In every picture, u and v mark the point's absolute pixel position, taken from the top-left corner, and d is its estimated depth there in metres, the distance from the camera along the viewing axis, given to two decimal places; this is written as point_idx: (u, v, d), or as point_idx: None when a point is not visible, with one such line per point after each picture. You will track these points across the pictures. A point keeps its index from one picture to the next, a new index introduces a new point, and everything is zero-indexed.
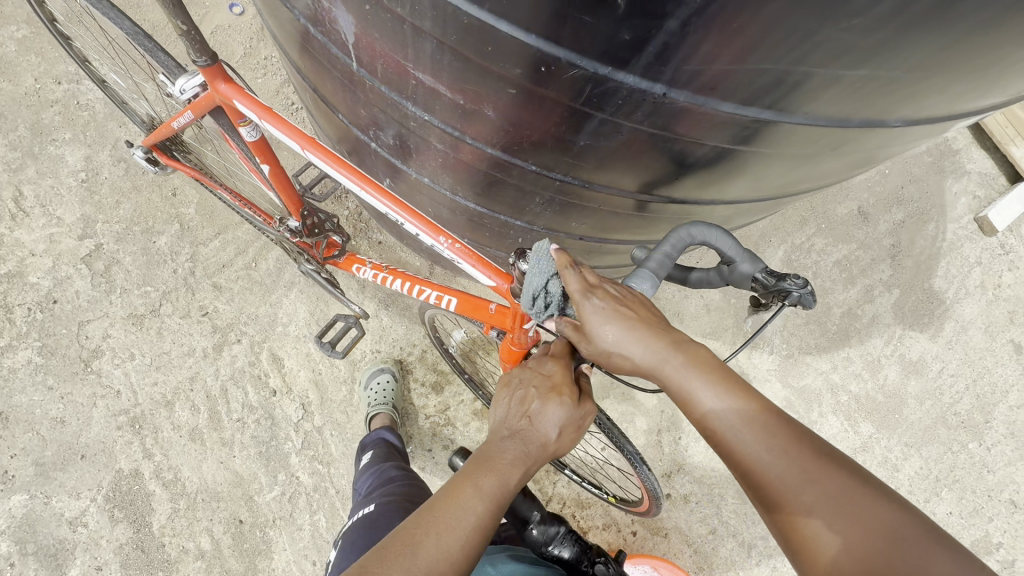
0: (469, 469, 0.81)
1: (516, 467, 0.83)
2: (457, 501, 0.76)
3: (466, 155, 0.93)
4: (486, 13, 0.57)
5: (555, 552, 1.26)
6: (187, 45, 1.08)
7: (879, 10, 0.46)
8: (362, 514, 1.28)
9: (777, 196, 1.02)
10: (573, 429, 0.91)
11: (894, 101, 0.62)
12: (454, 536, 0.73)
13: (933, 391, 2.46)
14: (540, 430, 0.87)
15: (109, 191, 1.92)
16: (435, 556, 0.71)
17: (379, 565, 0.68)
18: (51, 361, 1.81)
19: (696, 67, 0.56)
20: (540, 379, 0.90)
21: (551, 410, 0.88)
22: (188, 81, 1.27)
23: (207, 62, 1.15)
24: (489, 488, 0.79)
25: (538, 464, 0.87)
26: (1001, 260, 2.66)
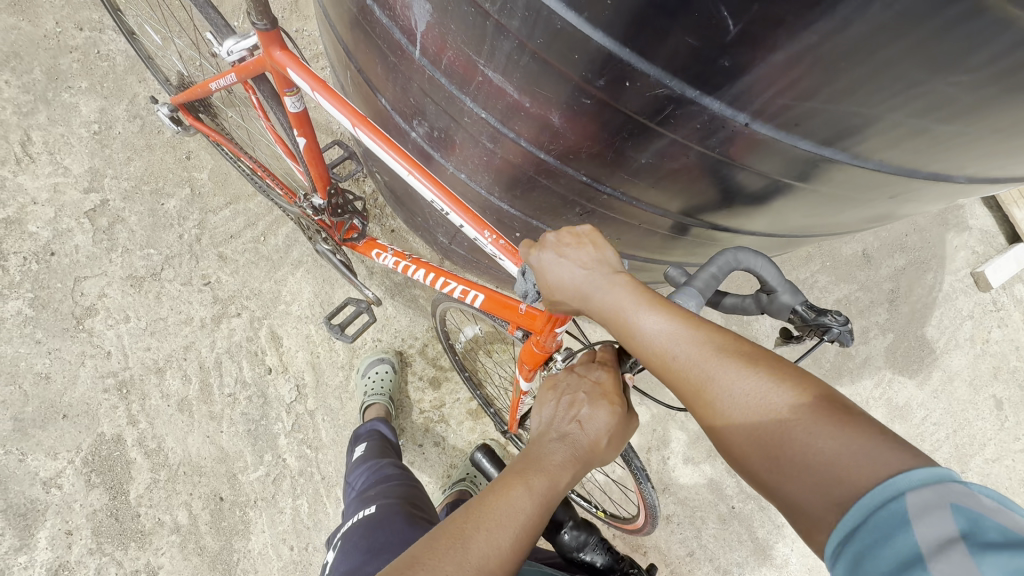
0: (518, 469, 0.82)
1: (565, 469, 0.85)
2: (507, 497, 0.76)
3: (513, 157, 0.92)
4: (584, 21, 0.56)
5: (587, 559, 1.28)
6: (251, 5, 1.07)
7: (993, 68, 0.46)
8: (363, 515, 1.24)
9: (807, 234, 1.02)
10: (615, 438, 0.93)
11: (966, 158, 0.62)
12: (504, 533, 0.73)
13: (915, 436, 2.51)
14: (587, 436, 0.90)
15: (122, 147, 1.87)
16: (488, 550, 0.70)
17: (432, 554, 0.68)
18: (42, 315, 1.74)
19: (787, 102, 0.55)
20: (590, 386, 0.93)
21: (599, 415, 0.90)
22: (237, 43, 1.26)
23: (266, 27, 1.13)
24: (541, 487, 0.80)
25: (583, 468, 0.89)
26: (992, 316, 2.73)
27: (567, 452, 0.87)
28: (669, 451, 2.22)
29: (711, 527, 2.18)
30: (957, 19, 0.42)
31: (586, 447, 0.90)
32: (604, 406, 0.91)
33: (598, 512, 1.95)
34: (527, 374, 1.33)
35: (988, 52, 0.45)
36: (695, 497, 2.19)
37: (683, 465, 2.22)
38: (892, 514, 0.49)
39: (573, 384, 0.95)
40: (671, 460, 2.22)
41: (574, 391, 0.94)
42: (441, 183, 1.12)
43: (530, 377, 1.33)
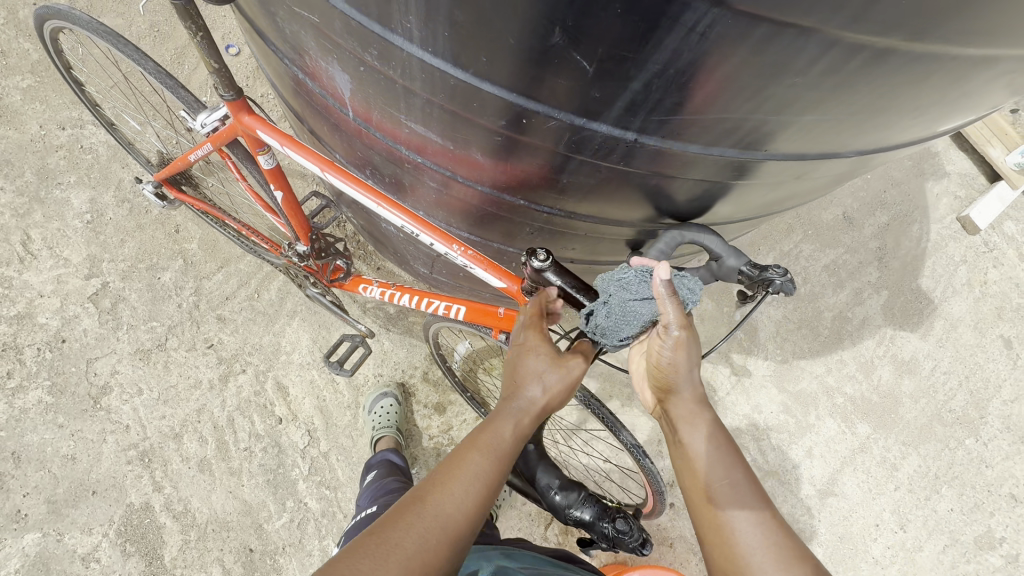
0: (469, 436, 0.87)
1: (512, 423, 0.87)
2: (460, 458, 0.82)
3: (457, 192, 0.99)
4: (470, 76, 0.63)
5: (576, 514, 1.32)
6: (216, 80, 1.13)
7: (817, 69, 0.52)
8: (367, 513, 1.40)
9: (765, 213, 1.06)
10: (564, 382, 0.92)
11: (847, 137, 0.67)
12: (461, 484, 0.79)
13: (927, 389, 2.50)
14: (531, 390, 0.90)
15: (114, 231, 1.98)
16: (444, 506, 0.76)
17: (399, 511, 0.74)
18: (60, 400, 1.84)
19: (662, 117, 0.61)
20: (521, 343, 0.95)
21: (535, 368, 0.91)
22: (211, 115, 1.30)
23: (233, 96, 1.19)
24: (492, 445, 0.84)
25: (534, 421, 0.90)
26: (986, 257, 2.73)
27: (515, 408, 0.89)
28: None
29: None
30: (767, 38, 0.48)
31: (525, 401, 0.90)
32: (548, 359, 0.92)
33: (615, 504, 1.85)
34: None
35: (806, 55, 0.50)
36: None
37: None
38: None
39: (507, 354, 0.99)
40: None
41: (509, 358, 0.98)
42: (409, 209, 1.18)
43: None
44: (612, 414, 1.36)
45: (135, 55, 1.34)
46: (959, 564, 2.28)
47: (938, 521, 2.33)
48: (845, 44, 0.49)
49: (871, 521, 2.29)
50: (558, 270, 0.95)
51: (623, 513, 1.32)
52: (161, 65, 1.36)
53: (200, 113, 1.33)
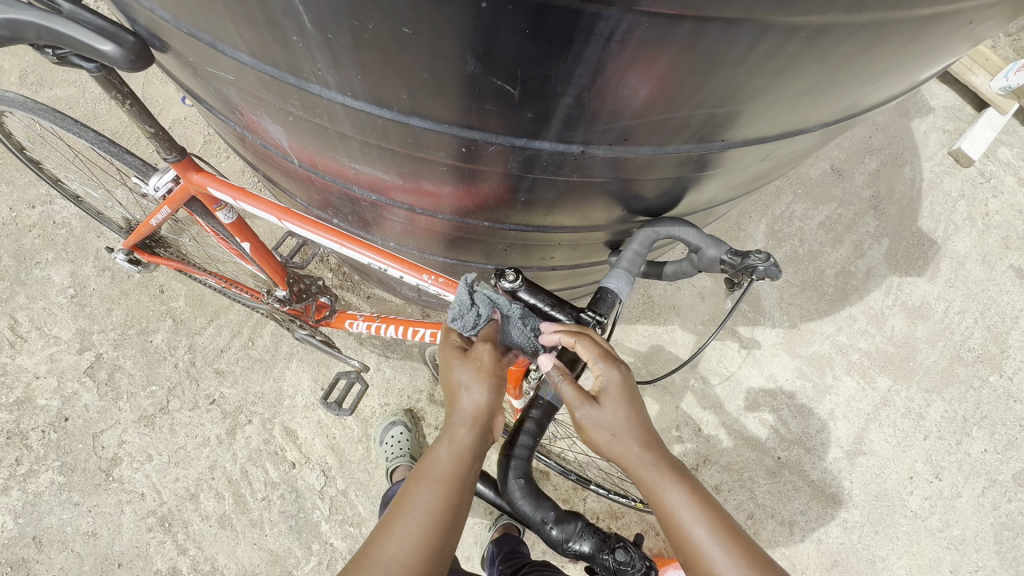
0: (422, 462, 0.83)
1: (449, 437, 0.84)
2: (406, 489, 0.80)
3: (421, 222, 0.96)
4: (397, 113, 0.59)
5: (575, 549, 1.00)
6: (157, 143, 1.11)
7: (754, 57, 0.48)
8: None
9: (741, 194, 1.03)
10: (485, 378, 0.88)
11: (805, 114, 0.64)
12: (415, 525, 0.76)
13: (943, 331, 2.45)
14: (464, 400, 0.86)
15: (100, 301, 1.97)
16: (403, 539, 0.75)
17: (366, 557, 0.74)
18: (72, 478, 1.83)
19: (604, 126, 0.58)
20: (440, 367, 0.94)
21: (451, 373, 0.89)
22: (161, 178, 1.29)
23: (177, 157, 1.18)
24: (431, 471, 0.81)
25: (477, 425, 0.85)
26: (983, 188, 2.67)
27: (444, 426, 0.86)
28: (698, 422, 2.22)
29: (763, 483, 2.18)
30: (692, 34, 0.44)
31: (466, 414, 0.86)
32: (469, 362, 0.89)
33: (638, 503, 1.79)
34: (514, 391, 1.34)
35: (740, 46, 0.46)
36: (739, 460, 2.19)
37: (716, 431, 2.22)
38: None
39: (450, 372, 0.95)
40: (705, 431, 2.22)
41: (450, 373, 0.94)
42: (376, 245, 1.17)
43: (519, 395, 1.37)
44: None
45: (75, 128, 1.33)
46: (1001, 504, 2.23)
47: (973, 464, 2.28)
48: (778, 29, 0.45)
49: (905, 475, 2.24)
50: (528, 287, 0.99)
51: (623, 539, 1.09)
52: (102, 134, 1.34)
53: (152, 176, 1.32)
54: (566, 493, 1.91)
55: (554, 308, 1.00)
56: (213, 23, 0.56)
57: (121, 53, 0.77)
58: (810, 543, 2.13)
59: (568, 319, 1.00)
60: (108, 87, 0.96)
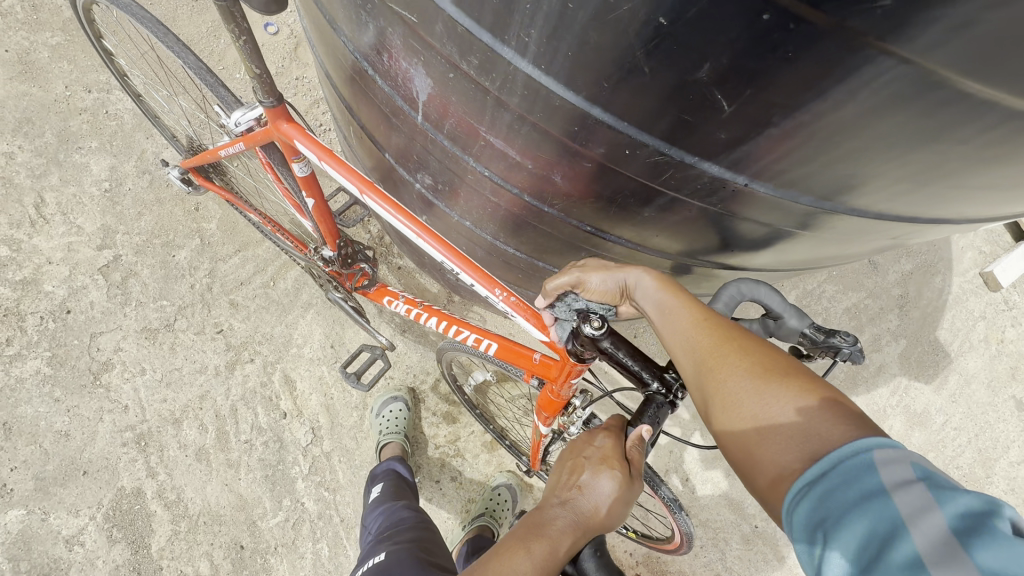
0: (522, 535, 0.80)
1: (566, 537, 0.81)
2: (508, 561, 0.76)
3: (516, 209, 0.95)
4: (582, 100, 0.57)
5: None
6: (259, 81, 1.06)
7: (981, 139, 0.49)
8: (373, 563, 1.26)
9: (803, 268, 1.06)
10: (620, 505, 0.85)
11: (956, 205, 0.65)
12: None
13: (936, 443, 2.47)
14: (588, 504, 0.83)
15: (132, 202, 1.91)
16: None
17: None
18: (59, 373, 1.76)
19: (785, 166, 0.57)
20: (590, 452, 0.87)
21: (598, 482, 0.84)
22: (245, 115, 1.25)
23: (272, 103, 1.13)
24: (540, 556, 0.78)
25: (587, 532, 0.84)
26: (1004, 315, 2.72)
27: (566, 516, 0.83)
28: (686, 472, 2.22)
29: (736, 548, 2.16)
30: (946, 101, 0.44)
31: (588, 514, 0.83)
32: (604, 473, 0.84)
33: (630, 533, 1.85)
34: (545, 420, 1.28)
35: (977, 125, 0.47)
36: (716, 519, 2.18)
37: (701, 485, 2.22)
38: (862, 466, 0.54)
39: (575, 448, 0.90)
40: (691, 482, 2.21)
41: (577, 455, 0.88)
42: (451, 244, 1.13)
43: (550, 424, 1.29)
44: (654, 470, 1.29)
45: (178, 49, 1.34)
46: None
47: None
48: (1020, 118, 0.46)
49: None
50: (613, 335, 0.91)
51: None
52: (201, 61, 1.34)
53: (235, 110, 1.28)
54: None
55: (642, 368, 0.89)
56: None
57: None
58: None
59: (654, 382, 0.89)
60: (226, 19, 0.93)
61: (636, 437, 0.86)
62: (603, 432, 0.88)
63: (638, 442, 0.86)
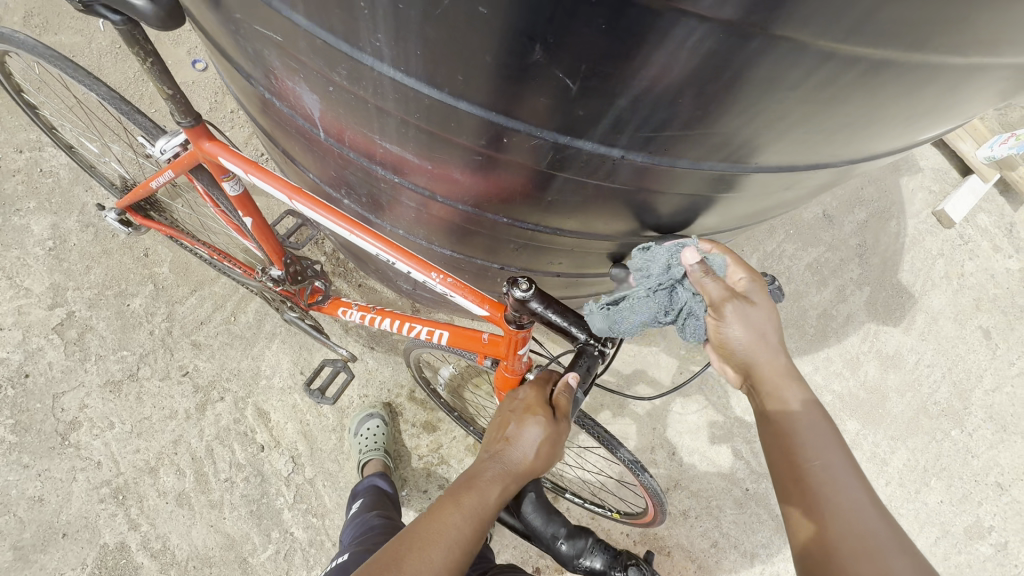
0: (452, 490, 0.82)
1: (499, 484, 0.84)
2: (438, 517, 0.77)
3: (435, 210, 0.95)
4: (446, 95, 0.58)
5: (587, 564, 1.37)
6: (172, 105, 1.06)
7: (810, 83, 0.50)
8: (337, 562, 1.32)
9: (750, 221, 1.05)
10: (549, 449, 0.89)
11: (836, 146, 0.65)
12: (437, 550, 0.74)
13: (912, 382, 2.53)
14: (517, 451, 0.88)
15: (78, 257, 1.89)
16: (425, 562, 0.72)
17: (394, 553, 0.72)
18: (25, 438, 1.73)
19: (650, 133, 0.58)
20: (515, 406, 0.94)
21: (525, 430, 0.89)
22: (170, 141, 1.24)
23: (191, 122, 1.12)
24: (473, 505, 0.80)
25: (518, 480, 0.87)
26: (961, 249, 2.79)
27: (495, 468, 0.86)
28: (673, 446, 2.25)
29: (730, 513, 2.19)
30: (756, 53, 0.46)
31: (517, 462, 0.87)
32: (525, 416, 0.90)
33: (613, 514, 1.87)
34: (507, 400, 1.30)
35: (800, 70, 0.48)
36: (707, 487, 2.21)
37: (689, 456, 2.24)
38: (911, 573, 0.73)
39: (502, 408, 0.96)
40: (679, 455, 2.24)
41: (503, 414, 0.95)
42: (382, 236, 1.15)
43: None
44: (608, 434, 1.32)
45: (85, 79, 1.27)
46: (951, 555, 2.30)
47: (928, 514, 2.34)
48: (839, 58, 0.47)
49: None
50: (542, 298, 0.93)
51: (634, 558, 1.38)
52: (111, 89, 1.28)
53: (158, 138, 1.27)
54: None
55: (572, 324, 0.95)
56: None
57: (153, 11, 0.81)
58: None
59: (583, 335, 0.95)
60: (129, 42, 0.94)
61: (563, 384, 0.94)
62: (524, 387, 0.96)
63: (566, 388, 0.93)
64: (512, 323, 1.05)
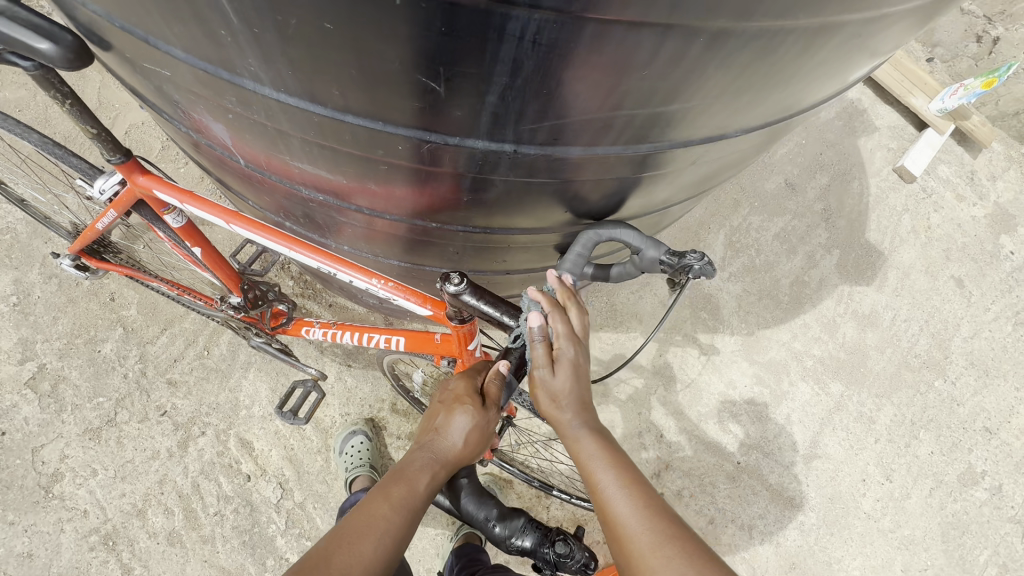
0: (383, 484, 0.84)
1: (428, 474, 0.88)
2: (368, 511, 0.78)
3: (367, 223, 0.96)
4: (330, 110, 0.60)
5: (519, 543, 1.41)
6: (100, 144, 1.08)
7: (661, 60, 0.51)
8: None
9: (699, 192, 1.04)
10: (478, 437, 0.94)
11: (724, 118, 0.66)
12: (367, 543, 0.74)
13: (891, 339, 2.55)
14: (447, 440, 0.92)
15: (44, 309, 1.89)
16: (356, 555, 0.72)
17: (326, 549, 0.71)
18: (8, 496, 1.73)
19: (531, 125, 0.60)
20: (446, 395, 0.97)
21: (454, 420, 0.93)
22: (107, 180, 1.25)
23: (122, 158, 1.15)
24: (404, 497, 0.82)
25: (446, 469, 0.91)
26: (926, 202, 2.82)
27: (426, 457, 0.90)
28: (660, 428, 2.27)
29: (723, 488, 2.21)
30: (595, 38, 0.48)
31: (447, 451, 0.92)
32: (452, 407, 0.94)
33: None
34: None
35: (646, 48, 0.50)
36: (699, 465, 2.23)
37: (677, 437, 2.26)
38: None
39: (432, 401, 1.00)
40: (667, 437, 2.26)
41: (433, 406, 0.98)
42: (324, 250, 1.16)
43: None
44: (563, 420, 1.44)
45: (16, 128, 1.27)
46: (947, 504, 2.31)
47: (921, 466, 2.36)
48: (677, 31, 0.48)
49: (858, 477, 2.31)
50: (474, 290, 0.97)
51: (563, 534, 1.37)
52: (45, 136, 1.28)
53: (97, 179, 1.28)
54: (530, 501, 1.95)
55: (505, 314, 0.97)
56: (145, 18, 0.57)
57: (58, 52, 0.79)
58: (769, 546, 2.16)
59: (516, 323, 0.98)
60: (44, 85, 0.95)
61: (494, 372, 0.93)
62: (454, 377, 0.99)
63: (497, 376, 0.93)
64: (455, 319, 1.09)
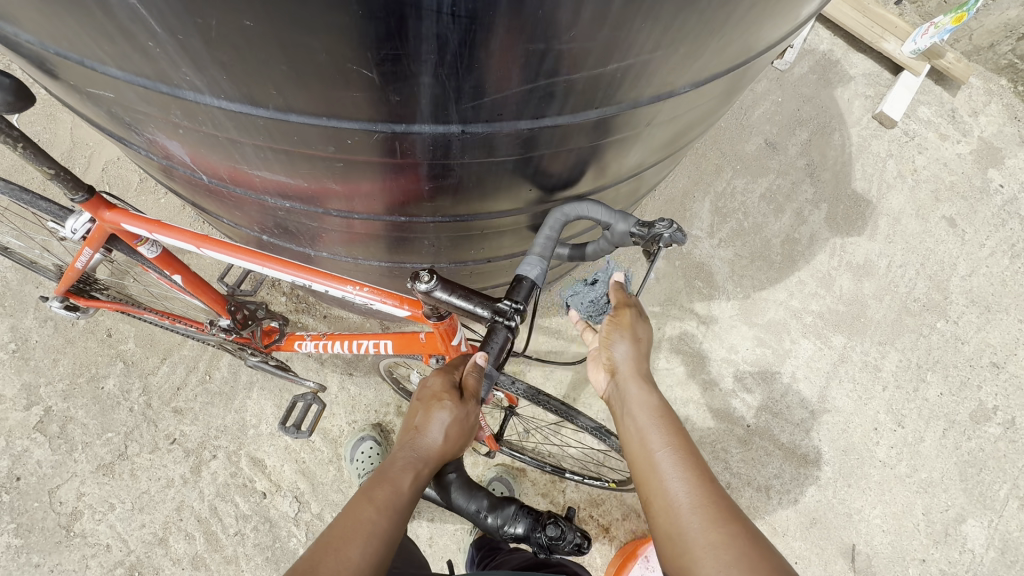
0: (366, 488, 0.86)
1: (412, 473, 0.89)
2: (354, 515, 0.80)
3: (335, 226, 0.96)
4: (273, 111, 0.60)
5: (511, 530, 1.41)
6: (61, 184, 1.11)
7: (584, 19, 0.52)
8: None
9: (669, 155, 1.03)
10: (459, 432, 0.96)
11: (668, 74, 0.66)
12: (353, 546, 0.75)
13: (888, 286, 2.54)
14: (427, 438, 0.94)
15: (44, 352, 1.91)
16: (344, 559, 0.73)
17: (314, 557, 0.73)
18: (30, 538, 1.76)
19: (472, 103, 0.60)
20: (424, 393, 0.98)
21: (433, 417, 0.94)
22: (77, 220, 1.27)
23: (85, 196, 1.17)
24: (388, 498, 0.84)
25: (430, 466, 0.93)
26: (909, 146, 2.80)
27: (408, 456, 0.92)
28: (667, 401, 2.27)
29: (736, 453, 2.22)
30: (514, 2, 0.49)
31: (427, 448, 0.93)
32: (430, 404, 0.95)
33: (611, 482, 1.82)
34: None
35: (565, 8, 0.50)
36: (709, 433, 2.24)
37: (685, 407, 2.27)
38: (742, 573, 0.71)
39: (412, 400, 1.01)
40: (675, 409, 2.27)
41: (413, 405, 0.99)
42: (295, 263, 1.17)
43: None
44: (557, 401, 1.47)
45: None
46: (962, 444, 2.31)
47: (931, 409, 2.35)
48: None
49: (869, 427, 2.30)
50: (445, 285, 0.96)
51: (554, 518, 1.43)
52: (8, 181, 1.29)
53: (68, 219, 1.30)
54: (545, 487, 1.97)
55: (478, 305, 0.97)
56: (75, 41, 0.58)
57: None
58: (789, 505, 2.17)
59: (488, 313, 0.97)
60: None
61: (472, 365, 0.99)
62: (431, 373, 1.01)
63: (475, 368, 0.98)
64: (432, 314, 1.10)
